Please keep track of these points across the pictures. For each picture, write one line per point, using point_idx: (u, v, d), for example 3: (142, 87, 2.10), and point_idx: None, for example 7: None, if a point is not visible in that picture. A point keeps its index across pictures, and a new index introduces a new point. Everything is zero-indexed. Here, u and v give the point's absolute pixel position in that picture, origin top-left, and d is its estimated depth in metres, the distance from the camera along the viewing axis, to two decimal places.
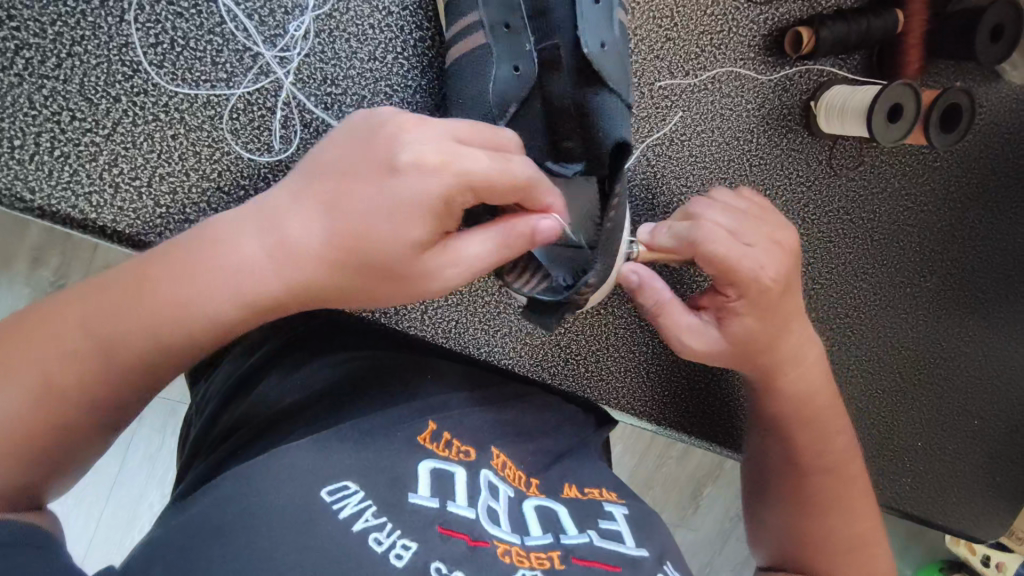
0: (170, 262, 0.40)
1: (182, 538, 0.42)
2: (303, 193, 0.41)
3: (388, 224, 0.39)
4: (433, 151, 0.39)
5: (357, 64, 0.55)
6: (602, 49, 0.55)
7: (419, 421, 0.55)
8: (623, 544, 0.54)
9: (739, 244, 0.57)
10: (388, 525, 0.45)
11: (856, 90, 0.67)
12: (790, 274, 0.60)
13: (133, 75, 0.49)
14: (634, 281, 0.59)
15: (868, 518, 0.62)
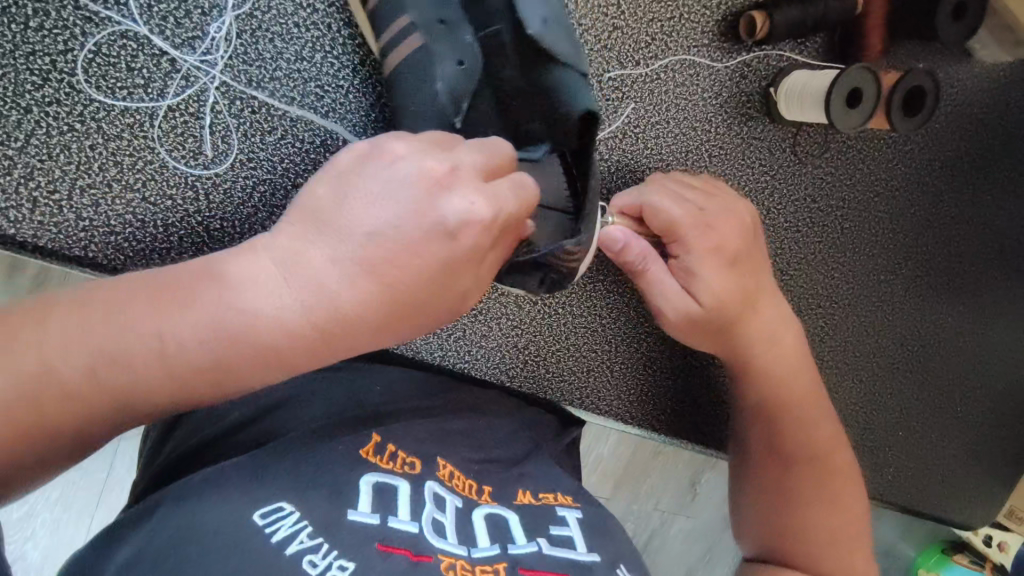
0: (168, 292, 0.36)
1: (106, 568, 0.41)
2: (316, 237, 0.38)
3: (431, 275, 0.39)
4: (478, 204, 0.39)
5: (284, 65, 0.51)
6: (546, 26, 0.48)
7: (361, 434, 0.54)
8: (575, 551, 0.52)
9: (692, 204, 0.58)
10: (324, 545, 0.43)
11: (815, 76, 0.64)
12: (749, 245, 0.61)
13: (43, 85, 0.45)
14: (619, 238, 0.56)
15: (847, 509, 0.59)
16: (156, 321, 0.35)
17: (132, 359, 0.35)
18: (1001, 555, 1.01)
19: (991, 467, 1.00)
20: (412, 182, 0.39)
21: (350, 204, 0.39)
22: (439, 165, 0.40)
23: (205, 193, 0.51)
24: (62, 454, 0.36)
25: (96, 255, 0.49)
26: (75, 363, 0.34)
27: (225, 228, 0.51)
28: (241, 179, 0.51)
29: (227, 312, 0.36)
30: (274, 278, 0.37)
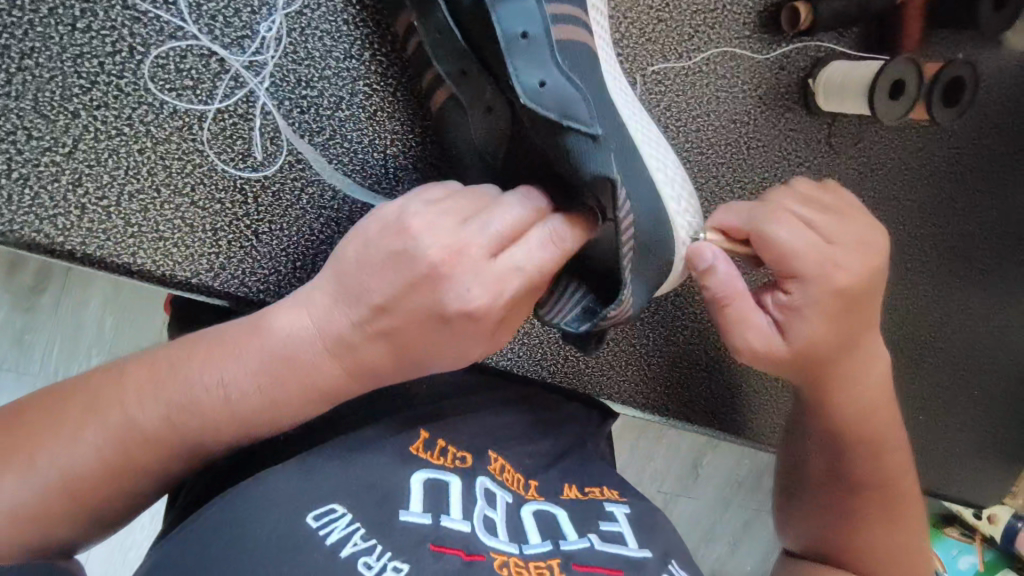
0: (221, 348, 0.40)
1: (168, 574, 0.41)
2: (341, 309, 0.40)
3: (444, 343, 0.41)
4: (488, 285, 0.40)
5: (333, 64, 0.51)
6: (541, 88, 0.44)
7: (412, 431, 0.54)
8: (626, 546, 0.53)
9: (814, 239, 0.52)
10: (378, 547, 0.44)
11: (856, 66, 0.64)
12: (870, 283, 0.54)
13: (91, 88, 0.45)
14: (705, 262, 0.50)
15: (910, 525, 0.62)
16: (215, 374, 0.39)
17: (199, 412, 0.39)
18: (992, 526, 1.12)
19: (1007, 452, 1.01)
20: (418, 271, 0.39)
21: (368, 280, 0.40)
22: (455, 245, 0.39)
23: (254, 196, 0.50)
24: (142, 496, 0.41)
25: (145, 264, 0.47)
26: (150, 414, 0.38)
27: (273, 231, 0.51)
28: (291, 182, 0.51)
29: (276, 359, 0.39)
30: (313, 334, 0.40)
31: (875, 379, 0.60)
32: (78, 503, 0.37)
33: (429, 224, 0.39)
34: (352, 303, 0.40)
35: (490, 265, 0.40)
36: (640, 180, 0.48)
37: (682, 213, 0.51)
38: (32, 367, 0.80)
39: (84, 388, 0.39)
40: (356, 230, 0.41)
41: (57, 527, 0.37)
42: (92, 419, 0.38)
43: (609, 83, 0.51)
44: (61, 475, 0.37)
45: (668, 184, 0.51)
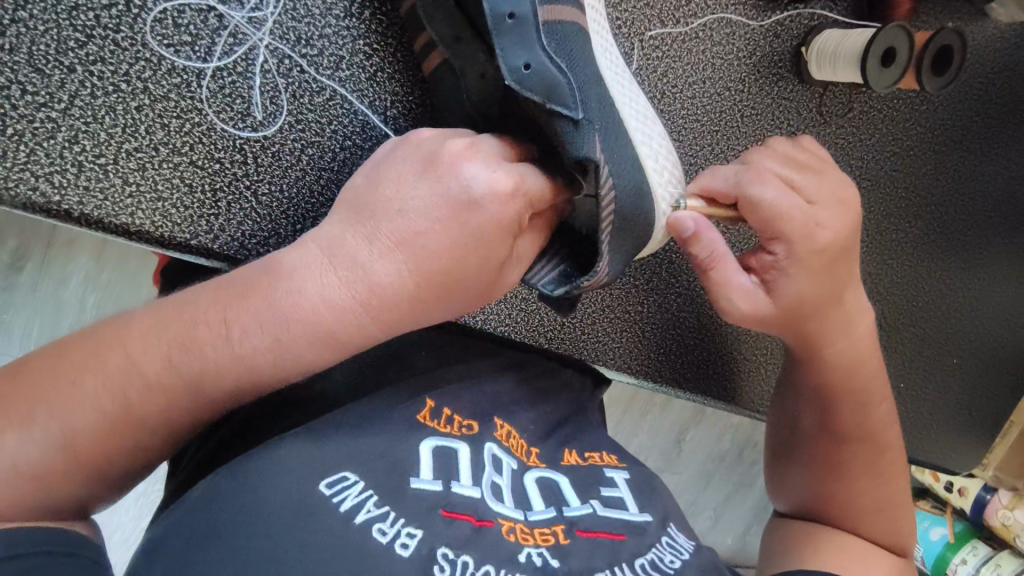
0: (228, 291, 0.40)
1: (180, 540, 0.41)
2: (368, 233, 0.42)
3: (472, 249, 0.44)
4: (503, 178, 0.44)
5: (333, 22, 0.51)
6: (525, 71, 0.45)
7: (416, 399, 0.54)
8: (628, 510, 0.55)
9: (799, 199, 0.53)
10: (391, 513, 0.45)
11: (848, 35, 0.65)
12: (849, 239, 0.57)
13: (87, 42, 0.44)
14: (689, 230, 0.51)
15: (896, 482, 0.64)
16: (221, 314, 0.40)
17: (205, 353, 0.39)
18: (962, 499, 1.16)
19: (984, 422, 1.04)
20: (437, 161, 0.44)
21: (383, 186, 0.44)
22: (463, 146, 0.45)
23: (253, 157, 0.49)
24: (144, 461, 0.41)
25: (143, 224, 0.46)
26: (155, 358, 0.38)
27: (272, 193, 0.50)
28: (292, 142, 0.50)
29: (279, 295, 0.40)
30: (320, 261, 0.41)
31: (862, 331, 0.62)
32: (83, 459, 0.37)
33: (435, 141, 0.45)
34: (375, 223, 0.42)
35: (498, 159, 0.46)
36: (626, 155, 0.48)
37: (665, 185, 0.51)
38: (11, 346, 0.77)
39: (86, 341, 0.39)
40: (368, 165, 0.46)
41: (71, 485, 0.37)
42: (96, 364, 0.38)
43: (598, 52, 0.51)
44: (72, 429, 0.37)
45: (647, 158, 0.50)
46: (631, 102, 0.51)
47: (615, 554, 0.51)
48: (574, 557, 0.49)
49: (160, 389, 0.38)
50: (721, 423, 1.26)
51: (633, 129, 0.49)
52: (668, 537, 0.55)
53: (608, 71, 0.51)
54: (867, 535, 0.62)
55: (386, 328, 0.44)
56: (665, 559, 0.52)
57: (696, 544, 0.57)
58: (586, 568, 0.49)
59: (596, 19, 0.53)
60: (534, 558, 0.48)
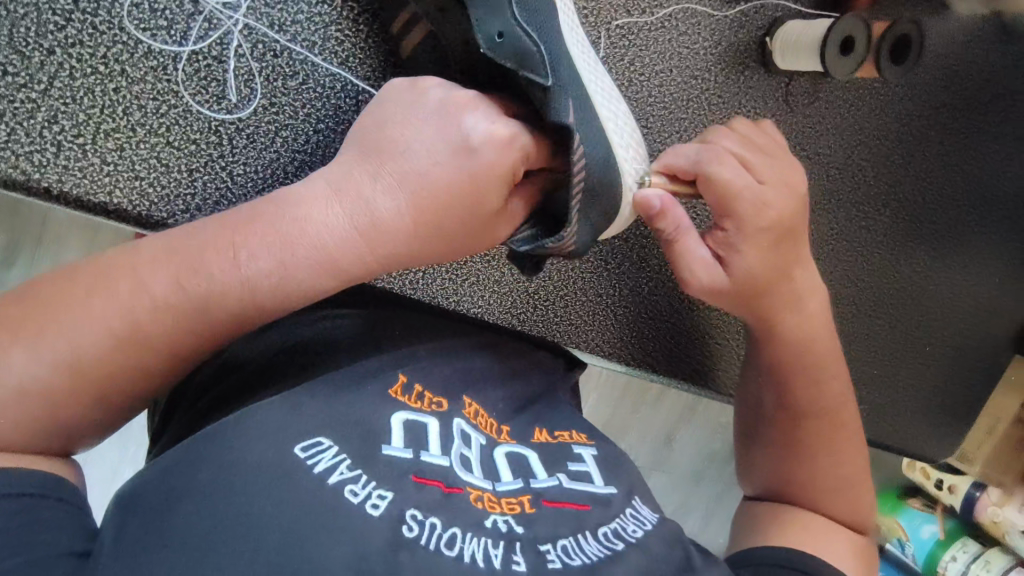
0: (235, 219, 0.46)
1: (154, 497, 0.42)
2: (374, 170, 0.48)
3: (465, 191, 0.49)
4: (501, 131, 0.49)
5: (305, 8, 0.54)
6: (497, 40, 0.50)
7: (389, 374, 0.55)
8: (593, 484, 0.55)
9: (751, 179, 0.56)
10: (363, 477, 0.45)
11: (808, 25, 0.68)
12: (796, 217, 0.60)
13: (66, 26, 0.49)
14: (656, 206, 0.54)
15: (856, 463, 0.66)
16: (229, 238, 0.45)
17: (211, 273, 0.44)
18: (952, 496, 1.16)
19: (957, 411, 1.06)
20: (441, 107, 0.50)
21: (391, 127, 0.49)
22: (467, 99, 0.50)
23: (227, 138, 0.54)
24: (122, 411, 0.45)
25: (120, 203, 0.51)
26: (162, 279, 0.43)
27: (247, 173, 0.54)
28: (264, 125, 0.54)
29: (285, 219, 0.45)
30: (325, 189, 0.47)
31: (813, 303, 0.65)
32: (67, 390, 0.41)
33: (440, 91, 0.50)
34: (380, 162, 0.48)
35: (499, 112, 0.51)
36: (592, 127, 0.51)
37: (631, 159, 0.54)
38: None
39: (77, 282, 0.42)
40: (372, 105, 0.52)
41: (61, 422, 0.41)
42: (106, 287, 0.42)
43: (567, 32, 0.54)
44: (56, 365, 0.40)
45: (614, 130, 0.53)
46: (598, 83, 0.54)
47: (580, 522, 0.51)
48: (541, 524, 0.49)
49: (165, 308, 0.43)
50: (709, 421, 1.28)
51: (598, 104, 0.52)
52: (631, 509, 0.55)
53: (576, 53, 0.53)
54: (829, 512, 0.63)
55: (378, 266, 0.49)
56: (628, 529, 0.52)
57: (660, 517, 0.57)
58: (549, 536, 0.48)
59: (565, 7, 0.56)
60: (499, 525, 0.48)
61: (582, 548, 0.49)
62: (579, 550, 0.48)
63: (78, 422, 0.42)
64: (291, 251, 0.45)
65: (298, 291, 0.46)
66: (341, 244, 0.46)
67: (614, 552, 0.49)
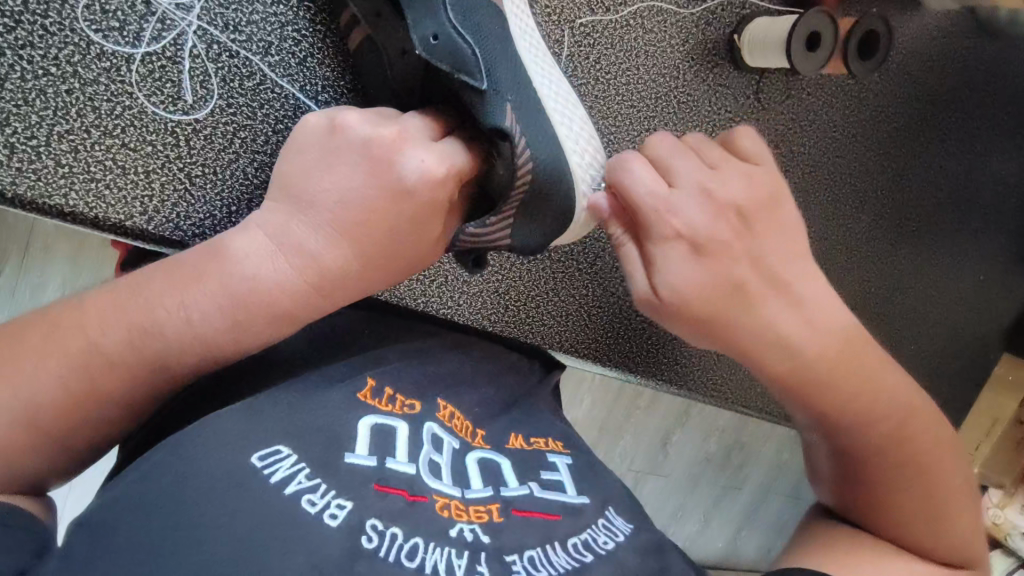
0: (180, 271, 0.45)
1: (102, 513, 0.40)
2: (310, 221, 0.47)
3: (405, 223, 0.49)
4: (435, 164, 0.49)
5: (260, 9, 0.55)
6: (433, 42, 0.50)
7: (357, 378, 0.53)
8: (565, 493, 0.52)
9: (660, 189, 0.51)
10: (323, 485, 0.43)
11: (774, 22, 0.68)
12: (733, 229, 0.53)
13: (15, 26, 0.48)
14: (605, 210, 0.53)
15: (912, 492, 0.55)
16: (177, 297, 0.44)
17: (162, 330, 0.43)
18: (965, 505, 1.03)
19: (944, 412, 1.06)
20: (370, 149, 0.48)
21: (317, 177, 0.48)
22: (394, 133, 0.49)
23: (186, 139, 0.54)
24: (78, 436, 0.43)
25: (76, 205, 0.51)
26: (112, 334, 0.42)
27: (206, 174, 0.55)
28: (222, 125, 0.55)
29: (234, 279, 0.45)
30: (269, 248, 0.46)
31: (797, 347, 0.53)
32: (16, 441, 0.40)
33: (362, 127, 0.49)
34: (314, 214, 0.47)
35: (430, 142, 0.50)
36: (538, 134, 0.51)
37: (586, 165, 0.53)
38: None
39: (45, 320, 0.42)
40: (290, 146, 0.50)
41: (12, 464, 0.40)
42: (53, 349, 0.41)
43: (520, 45, 0.55)
44: (14, 420, 0.40)
45: (563, 136, 0.52)
46: (554, 87, 0.55)
47: (549, 533, 0.48)
48: (508, 534, 0.47)
49: (116, 363, 0.42)
50: (706, 425, 1.26)
51: (550, 110, 0.53)
52: (604, 519, 0.51)
53: (530, 61, 0.54)
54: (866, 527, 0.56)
55: (329, 299, 0.49)
56: (598, 540, 0.49)
57: (635, 526, 0.52)
58: (516, 545, 0.46)
59: (517, 10, 0.56)
60: (465, 534, 0.46)
61: (549, 559, 0.46)
62: (547, 562, 0.46)
63: (37, 456, 0.41)
64: (239, 303, 0.45)
65: (254, 336, 0.46)
66: (293, 298, 0.47)
67: (583, 565, 0.46)
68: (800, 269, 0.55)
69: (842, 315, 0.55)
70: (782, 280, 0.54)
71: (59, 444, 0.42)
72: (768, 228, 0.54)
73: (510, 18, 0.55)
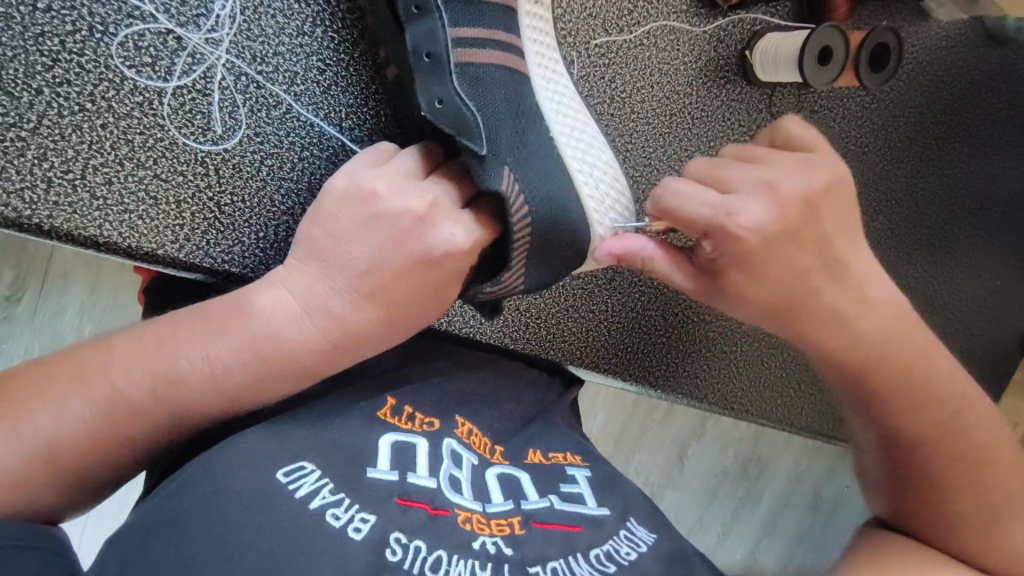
0: (207, 323, 0.46)
1: (137, 531, 0.40)
2: (337, 288, 0.49)
3: (425, 291, 0.51)
4: (461, 240, 0.51)
5: (286, 40, 0.57)
6: (437, 107, 0.52)
7: (378, 398, 0.54)
8: (585, 505, 0.52)
9: (716, 195, 0.52)
10: (346, 500, 0.44)
11: (786, 37, 0.69)
12: (799, 225, 0.52)
13: (53, 65, 0.50)
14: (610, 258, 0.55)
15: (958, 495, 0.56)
16: (203, 351, 0.45)
17: (185, 380, 0.44)
18: None
19: None
20: (398, 221, 0.50)
21: (346, 245, 0.50)
22: (425, 205, 0.51)
23: (215, 168, 0.56)
24: (110, 460, 0.44)
25: (110, 236, 0.52)
26: (137, 382, 0.43)
27: (235, 203, 0.57)
28: (251, 154, 0.57)
29: (260, 336, 0.47)
30: (296, 309, 0.48)
31: (853, 318, 0.56)
32: (44, 473, 0.41)
33: (393, 197, 0.51)
34: (342, 280, 0.49)
35: (458, 213, 0.52)
36: (548, 165, 0.55)
37: (603, 211, 0.57)
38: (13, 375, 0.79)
39: (75, 356, 0.44)
40: (316, 210, 0.51)
41: (43, 492, 0.41)
42: (78, 388, 0.42)
43: (544, 94, 0.58)
44: (33, 456, 0.40)
45: (581, 183, 0.57)
46: (576, 135, 0.58)
47: (570, 544, 0.48)
48: (529, 546, 0.47)
49: (139, 408, 0.44)
50: (722, 436, 1.26)
51: (570, 159, 0.57)
52: (626, 530, 0.51)
53: (553, 113, 0.58)
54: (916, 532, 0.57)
55: (348, 357, 0.50)
56: (621, 552, 0.49)
57: (659, 536, 0.52)
58: (537, 556, 0.47)
59: (542, 59, 0.60)
60: (488, 546, 0.46)
61: (571, 570, 0.47)
62: (569, 572, 0.46)
63: (65, 485, 0.42)
64: (266, 365, 0.47)
65: (272, 392, 0.48)
66: (314, 357, 0.48)
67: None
68: (857, 251, 0.56)
69: (893, 298, 0.58)
70: (844, 266, 0.55)
71: (91, 468, 0.43)
72: (838, 210, 0.54)
73: (534, 77, 0.58)
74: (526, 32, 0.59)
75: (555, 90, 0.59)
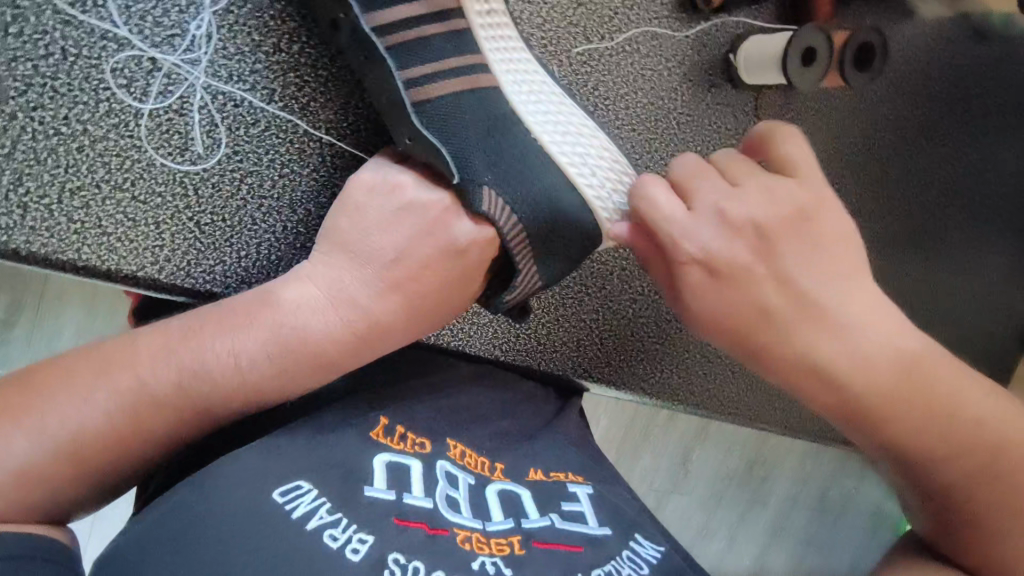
0: (234, 315, 0.48)
1: (131, 551, 0.40)
2: (365, 279, 0.51)
3: (449, 281, 0.53)
4: (486, 228, 0.53)
5: (263, 57, 0.57)
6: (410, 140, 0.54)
7: (372, 416, 0.53)
8: (587, 524, 0.51)
9: (671, 211, 0.52)
10: (344, 520, 0.43)
11: (769, 39, 0.69)
12: (756, 253, 0.51)
13: (26, 90, 0.50)
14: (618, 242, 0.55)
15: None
16: (228, 343, 0.46)
17: (210, 373, 0.45)
18: None
19: None
20: (423, 213, 0.53)
21: (374, 235, 0.52)
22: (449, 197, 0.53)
23: (194, 188, 0.55)
24: (115, 469, 0.44)
25: (89, 259, 0.53)
26: (163, 377, 0.44)
27: (214, 222, 0.56)
28: (229, 173, 0.56)
29: (285, 329, 0.48)
30: (322, 300, 0.50)
31: None
32: (59, 474, 0.41)
33: (417, 190, 0.53)
34: (370, 270, 0.51)
35: None
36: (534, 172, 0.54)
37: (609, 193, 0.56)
38: None
39: (96, 350, 0.45)
40: (344, 204, 0.53)
41: (53, 493, 0.41)
42: (105, 377, 0.43)
43: (514, 92, 0.56)
44: (57, 449, 0.41)
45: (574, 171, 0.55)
46: (559, 125, 0.56)
47: (573, 561, 0.47)
48: (530, 564, 0.46)
49: (163, 403, 0.44)
50: (726, 440, 1.25)
51: (557, 152, 0.55)
52: (629, 550, 0.50)
53: (531, 112, 0.56)
54: None
55: (377, 348, 0.51)
56: (623, 573, 0.48)
57: (665, 550, 0.52)
58: None
59: (506, 54, 0.57)
60: (487, 567, 0.45)
61: None
62: None
63: (74, 485, 0.42)
64: (294, 357, 0.48)
65: (300, 385, 0.49)
66: (339, 348, 0.49)
67: None
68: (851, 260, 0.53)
69: (903, 344, 0.49)
70: (815, 306, 0.50)
71: (85, 486, 0.43)
72: (804, 237, 0.51)
73: (505, 85, 0.56)
74: (479, 34, 0.56)
75: (523, 77, 0.57)
